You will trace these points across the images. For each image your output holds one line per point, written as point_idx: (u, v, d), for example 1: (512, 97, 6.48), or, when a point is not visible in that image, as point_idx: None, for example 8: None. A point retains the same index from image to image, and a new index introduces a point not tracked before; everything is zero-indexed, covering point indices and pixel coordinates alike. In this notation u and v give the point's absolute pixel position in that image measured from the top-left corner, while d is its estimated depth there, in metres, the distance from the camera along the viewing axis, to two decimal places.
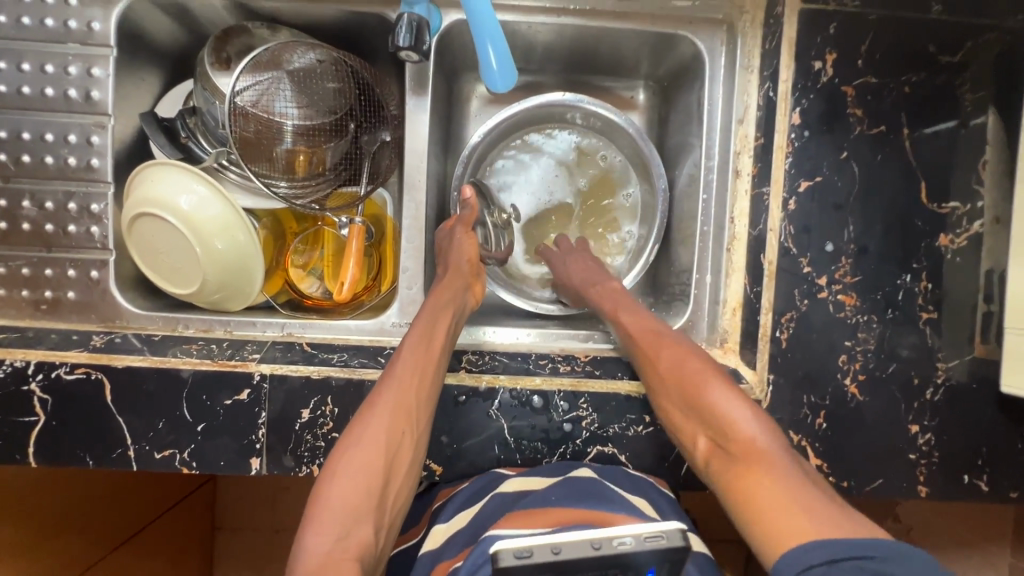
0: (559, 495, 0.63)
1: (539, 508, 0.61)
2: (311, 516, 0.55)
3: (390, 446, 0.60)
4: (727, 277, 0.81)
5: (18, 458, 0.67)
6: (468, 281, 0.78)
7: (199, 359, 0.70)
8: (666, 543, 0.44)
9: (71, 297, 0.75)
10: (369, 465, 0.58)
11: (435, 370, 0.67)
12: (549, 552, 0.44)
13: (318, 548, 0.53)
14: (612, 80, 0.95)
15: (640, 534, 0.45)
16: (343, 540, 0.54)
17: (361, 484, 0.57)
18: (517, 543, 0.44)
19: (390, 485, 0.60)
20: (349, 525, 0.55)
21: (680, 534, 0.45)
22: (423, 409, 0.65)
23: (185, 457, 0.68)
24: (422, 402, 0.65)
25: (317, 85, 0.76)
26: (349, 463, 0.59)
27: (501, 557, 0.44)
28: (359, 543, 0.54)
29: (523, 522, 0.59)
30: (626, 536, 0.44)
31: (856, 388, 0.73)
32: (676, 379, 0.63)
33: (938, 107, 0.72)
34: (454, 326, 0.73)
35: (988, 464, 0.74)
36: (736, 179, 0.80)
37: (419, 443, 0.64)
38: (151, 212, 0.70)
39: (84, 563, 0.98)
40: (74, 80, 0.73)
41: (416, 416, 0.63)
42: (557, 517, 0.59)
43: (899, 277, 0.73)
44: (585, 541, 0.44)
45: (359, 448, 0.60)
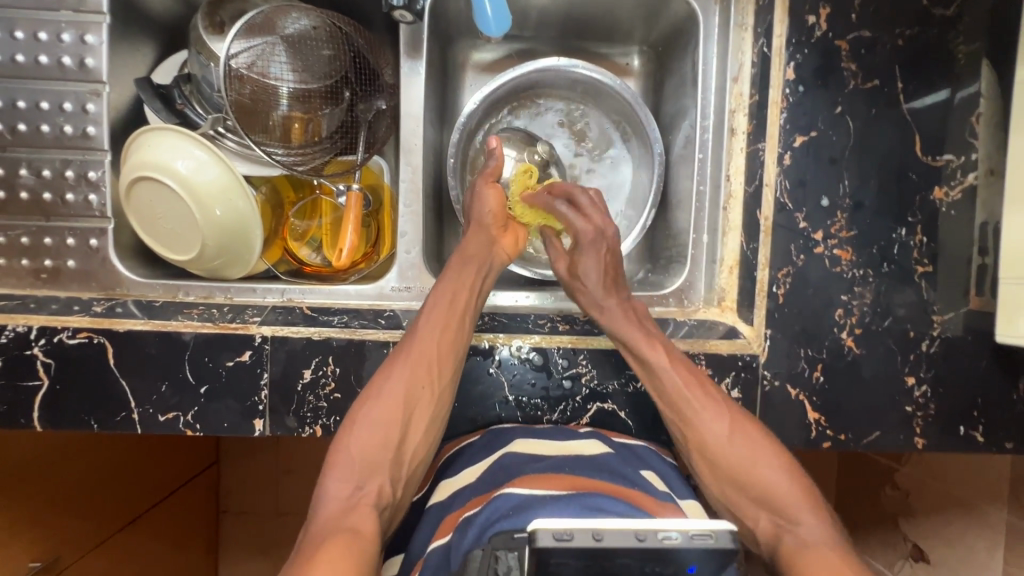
0: (572, 465, 0.64)
1: (554, 473, 0.62)
2: (334, 465, 0.61)
3: (409, 399, 0.65)
4: (724, 236, 0.81)
5: (23, 422, 0.67)
6: (493, 236, 0.77)
7: (200, 322, 0.70)
8: (714, 543, 0.44)
9: (72, 265, 0.75)
10: (388, 418, 0.64)
11: (457, 329, 0.69)
12: (592, 537, 0.43)
13: (338, 498, 0.58)
14: (608, 46, 0.94)
15: (687, 531, 0.44)
16: (361, 489, 0.60)
17: (380, 438, 0.63)
18: (560, 525, 0.44)
19: (408, 436, 0.64)
20: (367, 475, 0.61)
21: (729, 536, 0.44)
22: (450, 361, 0.68)
23: (189, 419, 0.68)
24: (442, 361, 0.67)
25: (312, 51, 0.76)
26: (369, 417, 0.64)
27: (539, 537, 0.43)
28: (375, 491, 0.60)
29: (536, 483, 0.60)
30: (673, 531, 0.44)
31: (852, 341, 0.74)
32: (728, 455, 0.65)
33: (931, 60, 0.72)
34: (481, 285, 0.75)
35: (984, 415, 0.74)
36: (732, 137, 0.80)
37: (441, 396, 0.67)
38: (150, 173, 0.70)
39: (94, 539, 1.00)
40: (69, 47, 0.73)
41: (436, 371, 0.67)
42: (573, 481, 0.60)
43: (894, 231, 0.74)
44: (630, 531, 0.44)
45: (380, 402, 0.64)
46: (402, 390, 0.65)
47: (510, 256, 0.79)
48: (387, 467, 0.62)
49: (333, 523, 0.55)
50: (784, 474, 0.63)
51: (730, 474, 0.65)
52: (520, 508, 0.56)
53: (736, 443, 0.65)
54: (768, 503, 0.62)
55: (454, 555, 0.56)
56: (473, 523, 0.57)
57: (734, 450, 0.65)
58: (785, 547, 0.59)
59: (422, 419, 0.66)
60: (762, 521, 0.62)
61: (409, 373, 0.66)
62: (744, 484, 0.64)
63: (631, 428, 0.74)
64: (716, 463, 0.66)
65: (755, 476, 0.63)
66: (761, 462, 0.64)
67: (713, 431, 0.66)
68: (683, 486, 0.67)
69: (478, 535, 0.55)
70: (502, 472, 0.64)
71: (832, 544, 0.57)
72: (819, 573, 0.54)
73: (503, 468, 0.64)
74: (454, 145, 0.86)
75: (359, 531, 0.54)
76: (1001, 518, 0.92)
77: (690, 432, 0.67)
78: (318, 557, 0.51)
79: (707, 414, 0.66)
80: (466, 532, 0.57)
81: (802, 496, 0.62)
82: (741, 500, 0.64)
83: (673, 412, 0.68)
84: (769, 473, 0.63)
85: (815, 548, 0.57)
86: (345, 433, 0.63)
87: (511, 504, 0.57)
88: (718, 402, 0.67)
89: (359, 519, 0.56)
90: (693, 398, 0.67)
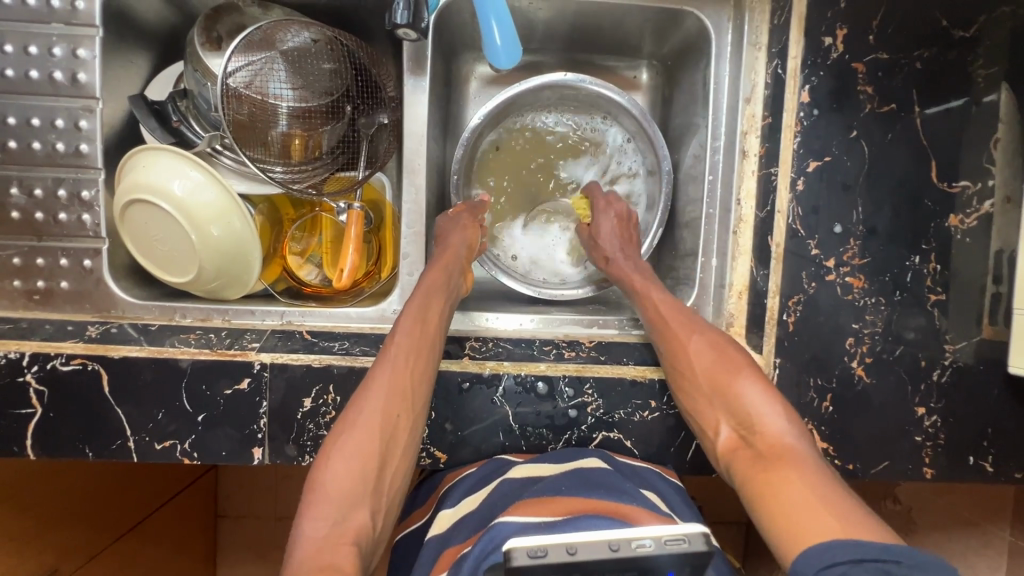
0: (567, 484, 0.62)
1: (550, 497, 0.60)
2: (311, 499, 0.57)
3: (385, 421, 0.62)
4: (734, 261, 0.79)
5: (16, 451, 0.66)
6: (463, 267, 0.78)
7: (198, 348, 0.68)
8: (688, 547, 0.43)
9: (65, 287, 0.73)
10: (362, 449, 0.60)
11: (429, 350, 0.67)
12: (565, 552, 0.43)
13: (315, 535, 0.54)
14: (616, 59, 0.92)
15: (660, 537, 0.44)
16: (339, 526, 0.56)
17: (357, 467, 0.59)
18: (533, 542, 0.44)
19: (387, 462, 0.61)
20: (346, 509, 0.57)
21: (702, 539, 0.44)
22: (423, 379, 0.66)
23: (186, 448, 0.67)
24: (416, 379, 0.65)
25: (312, 66, 0.74)
26: (343, 452, 0.59)
27: (514, 556, 0.43)
28: (356, 528, 0.56)
29: (530, 510, 0.58)
30: (645, 538, 0.44)
31: (862, 370, 0.73)
32: (706, 371, 0.66)
33: (949, 83, 0.70)
34: (447, 310, 0.73)
35: (994, 446, 0.73)
36: (743, 159, 0.77)
37: (417, 423, 0.65)
38: (144, 197, 0.68)
39: (89, 553, 0.98)
40: (60, 62, 0.70)
41: (412, 396, 0.64)
42: (566, 505, 0.58)
43: (908, 258, 0.72)
44: (603, 542, 0.43)
45: (354, 434, 0.60)
46: (377, 419, 0.61)
47: (465, 289, 0.81)
48: (367, 500, 0.58)
49: (309, 563, 0.51)
50: (754, 382, 0.64)
51: (705, 390, 0.65)
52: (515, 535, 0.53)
53: (709, 356, 0.67)
54: (733, 412, 0.63)
55: None
56: (469, 555, 0.54)
57: (709, 361, 0.66)
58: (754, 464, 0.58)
59: (399, 446, 0.62)
60: (728, 432, 0.63)
61: (384, 397, 0.62)
62: (721, 401, 0.64)
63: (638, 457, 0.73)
64: (692, 373, 0.66)
65: (724, 383, 0.64)
66: (730, 372, 0.65)
67: (692, 346, 0.68)
68: (685, 508, 0.66)
69: (474, 567, 0.53)
70: (502, 502, 0.62)
71: (794, 446, 0.58)
72: (797, 491, 0.52)
73: (503, 499, 0.62)
74: (469, 133, 0.85)
75: (338, 569, 0.50)
76: (1003, 537, 0.93)
77: (671, 351, 0.69)
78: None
79: (685, 332, 0.69)
80: (461, 569, 0.55)
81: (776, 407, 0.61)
82: (709, 410, 0.65)
83: (660, 339, 0.71)
84: (739, 382, 0.64)
85: (784, 452, 0.57)
86: (321, 464, 0.59)
87: (505, 533, 0.54)
88: (696, 324, 0.70)
89: (338, 555, 0.52)
90: (676, 322, 0.70)
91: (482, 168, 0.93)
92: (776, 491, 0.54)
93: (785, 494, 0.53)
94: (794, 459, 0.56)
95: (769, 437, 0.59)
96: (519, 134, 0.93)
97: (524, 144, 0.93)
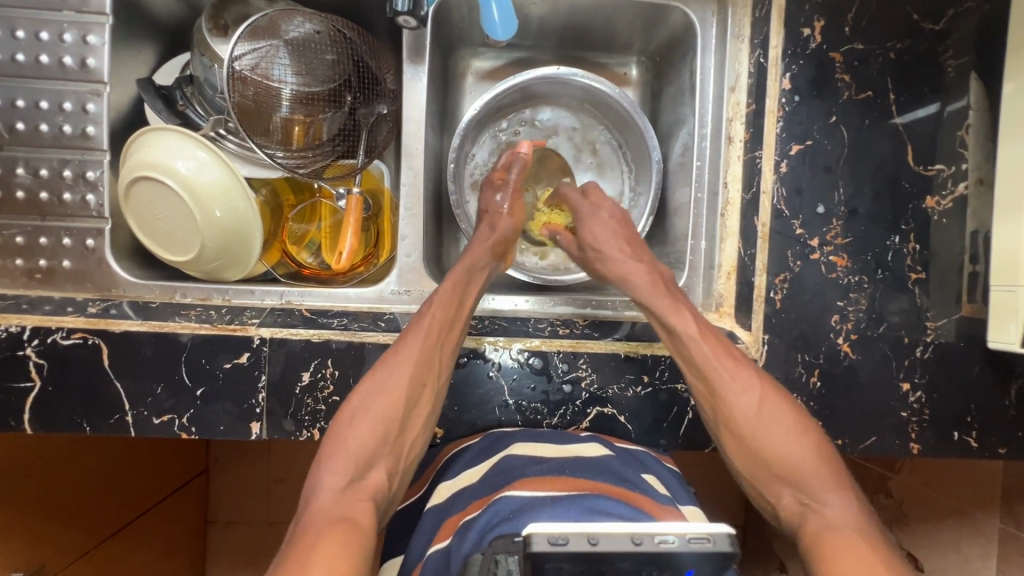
0: (572, 468, 0.64)
1: (556, 475, 0.62)
2: (332, 453, 0.59)
3: (412, 398, 0.64)
4: (722, 242, 0.82)
5: (13, 425, 0.66)
6: (500, 253, 0.80)
7: (198, 323, 0.70)
8: (711, 547, 0.41)
9: (66, 266, 0.74)
10: (388, 411, 0.62)
11: (459, 327, 0.70)
12: (586, 542, 0.41)
13: (334, 486, 0.57)
14: (606, 55, 0.96)
15: (683, 534, 0.42)
16: (356, 481, 0.58)
17: (377, 429, 0.61)
18: (554, 529, 0.42)
19: (406, 428, 0.64)
20: (365, 466, 0.59)
21: (727, 540, 0.42)
22: (442, 362, 0.68)
23: (184, 422, 0.67)
24: (444, 350, 0.68)
25: (315, 55, 0.77)
26: (369, 409, 0.62)
27: (534, 541, 0.41)
28: (372, 484, 0.59)
29: (537, 484, 0.60)
30: (668, 534, 0.41)
31: (848, 347, 0.75)
32: (750, 420, 0.64)
33: (922, 73, 0.74)
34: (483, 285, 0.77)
35: (977, 421, 0.75)
36: (729, 145, 0.81)
37: (438, 395, 0.67)
38: (149, 173, 0.70)
39: (78, 551, 0.96)
40: (69, 47, 0.72)
41: (436, 368, 0.67)
42: (571, 484, 0.61)
43: (888, 238, 0.75)
44: (625, 535, 0.41)
45: (382, 396, 0.63)
46: (405, 385, 0.64)
47: (504, 268, 0.83)
48: (384, 457, 0.61)
49: (328, 512, 0.54)
50: (818, 452, 0.62)
51: (756, 446, 0.63)
52: (521, 509, 0.56)
53: (766, 415, 0.64)
54: (795, 479, 0.61)
55: (454, 559, 0.56)
56: (473, 526, 0.57)
57: (770, 426, 0.63)
58: (810, 532, 0.57)
59: (421, 414, 0.65)
60: (787, 499, 0.61)
61: (411, 368, 0.65)
62: (772, 461, 0.62)
63: (631, 433, 0.74)
64: (735, 420, 0.65)
65: (785, 450, 0.62)
66: (793, 439, 0.62)
67: (745, 401, 0.64)
68: (682, 491, 0.67)
69: (479, 538, 0.56)
70: (502, 473, 0.63)
71: (862, 526, 0.56)
72: (853, 561, 0.52)
73: (505, 473, 0.63)
74: (483, 101, 0.88)
75: (356, 521, 0.54)
76: (993, 524, 0.94)
77: (715, 399, 0.66)
78: (317, 548, 0.50)
79: (741, 388, 0.65)
80: (466, 536, 0.57)
81: (832, 477, 0.60)
82: (768, 477, 0.63)
83: (712, 394, 0.66)
84: (797, 449, 0.62)
85: (847, 531, 0.55)
86: (342, 421, 0.62)
87: (511, 507, 0.57)
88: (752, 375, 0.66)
89: (355, 510, 0.55)
90: (725, 370, 0.66)
91: (479, 152, 0.95)
92: (840, 556, 0.52)
93: (850, 567, 0.51)
94: (863, 541, 0.54)
95: (830, 514, 0.58)
96: (520, 124, 0.96)
97: (520, 133, 0.96)
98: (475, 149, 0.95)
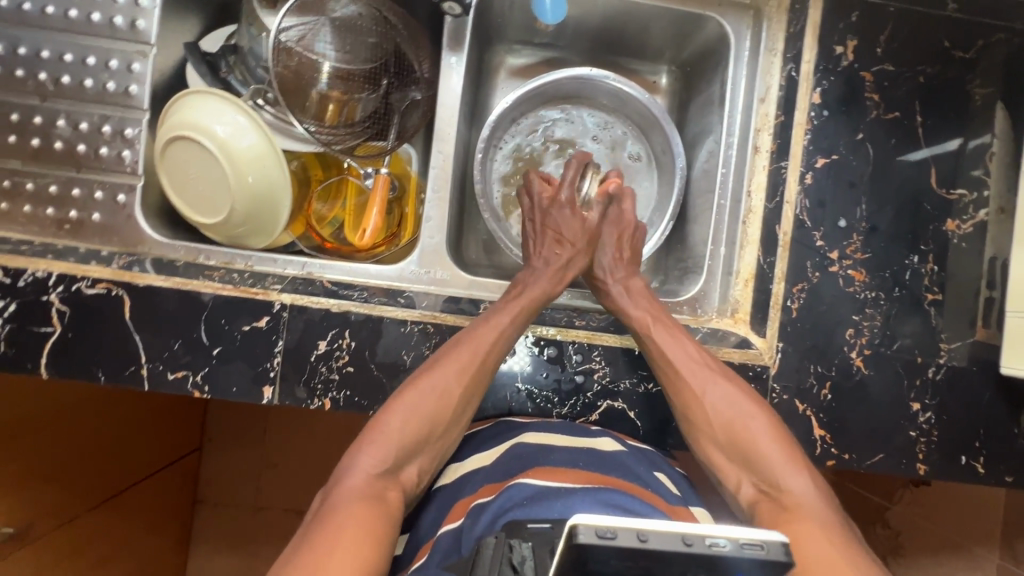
0: (584, 460, 0.64)
1: (570, 468, 0.62)
2: (369, 439, 0.60)
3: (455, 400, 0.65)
4: (742, 248, 0.80)
5: (29, 368, 0.66)
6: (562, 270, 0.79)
7: (220, 284, 0.70)
8: (765, 555, 0.40)
9: (95, 219, 0.75)
10: (432, 411, 0.63)
11: (511, 337, 0.70)
12: (635, 539, 0.39)
13: (368, 471, 0.58)
14: (639, 62, 0.98)
15: (736, 539, 0.40)
16: (388, 471, 0.59)
17: (420, 425, 0.62)
18: (601, 521, 0.39)
19: (445, 427, 0.65)
20: (401, 457, 0.61)
21: (782, 549, 0.40)
22: (490, 369, 0.68)
23: (198, 380, 0.68)
24: (490, 358, 0.68)
25: (356, 36, 0.79)
26: (410, 403, 0.63)
27: (579, 533, 0.38)
28: (403, 476, 0.60)
29: (551, 476, 0.60)
30: (720, 537, 0.40)
31: (861, 362, 0.75)
32: (710, 405, 0.67)
33: (951, 98, 0.76)
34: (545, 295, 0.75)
35: (985, 447, 0.75)
36: (754, 155, 0.80)
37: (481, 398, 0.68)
38: (188, 134, 0.71)
39: (70, 514, 0.94)
40: (122, 8, 0.75)
41: (481, 375, 0.67)
42: (586, 477, 0.61)
43: (907, 257, 0.76)
44: (676, 534, 0.39)
45: (425, 394, 0.64)
46: (450, 388, 0.64)
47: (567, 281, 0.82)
48: (420, 452, 0.62)
49: (360, 494, 0.56)
50: (774, 435, 0.65)
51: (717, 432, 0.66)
52: (535, 498, 0.57)
53: (723, 400, 0.67)
54: (751, 463, 0.64)
55: (465, 540, 0.56)
56: (486, 510, 0.57)
57: (722, 406, 0.67)
58: (767, 513, 0.59)
59: (462, 415, 0.66)
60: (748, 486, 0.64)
61: (454, 371, 0.65)
62: (728, 446, 0.65)
63: (639, 431, 0.74)
64: (694, 404, 0.68)
65: (740, 434, 0.65)
66: (748, 421, 0.66)
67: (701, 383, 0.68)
68: (693, 495, 0.68)
69: (491, 522, 0.56)
70: (515, 460, 0.63)
71: (819, 505, 0.59)
72: (802, 540, 0.54)
73: (517, 459, 0.63)
74: (515, 95, 0.89)
75: (383, 503, 0.56)
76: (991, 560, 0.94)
77: (680, 386, 0.69)
78: (345, 528, 0.52)
79: (695, 373, 0.69)
80: (478, 518, 0.57)
81: (790, 459, 0.63)
82: (728, 463, 0.65)
83: (667, 377, 0.69)
84: (754, 432, 0.65)
85: (800, 508, 0.58)
86: (388, 411, 0.63)
87: (525, 494, 0.57)
88: (707, 363, 0.70)
89: (385, 496, 0.57)
90: (682, 355, 0.69)
91: (504, 147, 0.96)
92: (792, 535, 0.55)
93: (805, 545, 0.53)
94: (818, 520, 0.56)
95: (789, 494, 0.60)
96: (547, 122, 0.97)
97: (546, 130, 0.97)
98: (501, 144, 0.96)
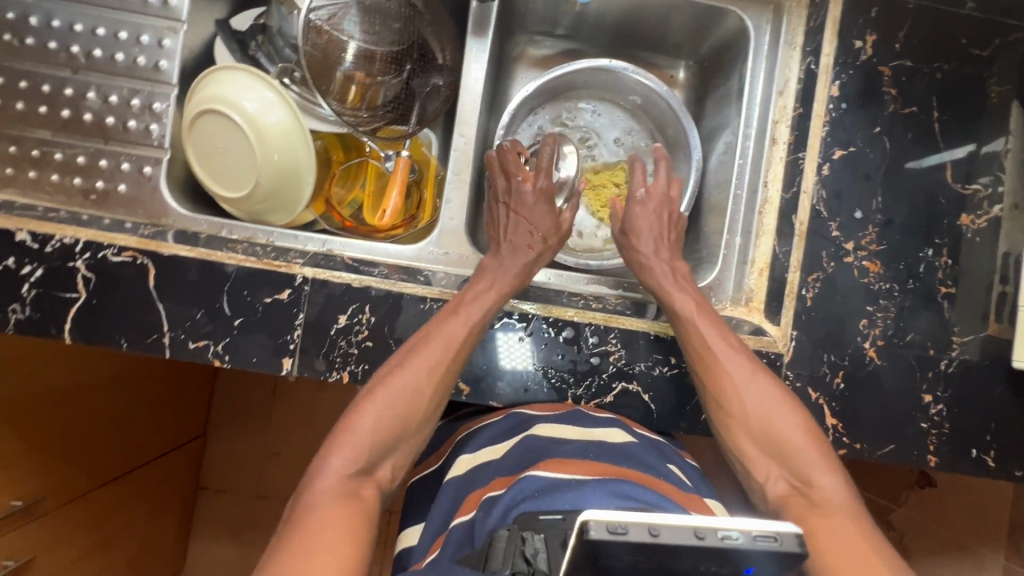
0: (595, 453, 0.64)
1: (580, 459, 0.63)
2: (341, 439, 0.59)
3: (425, 395, 0.64)
4: (756, 238, 0.81)
5: (54, 332, 0.67)
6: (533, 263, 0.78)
7: (244, 256, 0.71)
8: (777, 546, 0.39)
9: (122, 190, 0.76)
10: (401, 409, 0.62)
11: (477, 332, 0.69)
12: (647, 533, 0.38)
13: (341, 471, 0.57)
14: (657, 56, 0.99)
15: (749, 531, 0.40)
16: (361, 470, 0.58)
17: (387, 423, 0.61)
18: (612, 517, 0.39)
19: (416, 425, 0.64)
20: (373, 456, 0.60)
21: (795, 541, 0.40)
22: (459, 365, 0.67)
23: (219, 349, 0.69)
24: (460, 354, 0.67)
25: (383, 20, 0.80)
26: (381, 401, 0.62)
27: (590, 529, 0.38)
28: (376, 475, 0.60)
29: (562, 468, 0.61)
30: (733, 530, 0.39)
31: (874, 352, 0.76)
32: (745, 395, 0.66)
33: (968, 95, 0.77)
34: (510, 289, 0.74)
35: (996, 440, 0.76)
36: (771, 146, 0.81)
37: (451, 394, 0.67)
38: (217, 107, 0.72)
39: (75, 491, 0.92)
40: None
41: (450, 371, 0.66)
42: (597, 468, 0.61)
43: (921, 250, 0.77)
44: (688, 528, 0.39)
45: (393, 391, 0.62)
46: (420, 385, 0.63)
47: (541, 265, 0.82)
48: (392, 450, 0.62)
49: (333, 494, 0.55)
50: (806, 430, 0.64)
51: (749, 423, 0.65)
52: (546, 491, 0.57)
53: (756, 391, 0.66)
54: (782, 456, 0.63)
55: (478, 533, 0.58)
56: (498, 503, 0.59)
57: (756, 398, 0.65)
58: (796, 508, 0.59)
59: (433, 411, 0.65)
60: (778, 479, 0.63)
61: (425, 368, 0.64)
62: (759, 438, 0.64)
63: (653, 413, 0.74)
64: (728, 394, 0.67)
65: (773, 427, 0.64)
66: (780, 415, 0.65)
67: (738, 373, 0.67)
68: (703, 484, 0.69)
69: (503, 514, 0.57)
70: (527, 454, 0.64)
71: (851, 501, 0.58)
72: (831, 534, 0.54)
73: (528, 453, 0.64)
74: (531, 87, 0.90)
75: (358, 504, 0.55)
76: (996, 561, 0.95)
77: (715, 374, 0.68)
78: (321, 530, 0.51)
79: (733, 361, 0.68)
80: (491, 511, 0.59)
81: (822, 456, 0.62)
82: (757, 455, 0.64)
83: (709, 372, 0.68)
84: (787, 426, 0.64)
85: (832, 505, 0.58)
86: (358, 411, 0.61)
87: (536, 486, 0.58)
88: (742, 352, 0.69)
89: (359, 497, 0.56)
90: (719, 343, 0.69)
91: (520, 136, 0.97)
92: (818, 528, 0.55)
93: (837, 542, 0.53)
94: (850, 516, 0.56)
95: (821, 491, 0.59)
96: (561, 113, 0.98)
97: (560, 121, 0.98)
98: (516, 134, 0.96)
